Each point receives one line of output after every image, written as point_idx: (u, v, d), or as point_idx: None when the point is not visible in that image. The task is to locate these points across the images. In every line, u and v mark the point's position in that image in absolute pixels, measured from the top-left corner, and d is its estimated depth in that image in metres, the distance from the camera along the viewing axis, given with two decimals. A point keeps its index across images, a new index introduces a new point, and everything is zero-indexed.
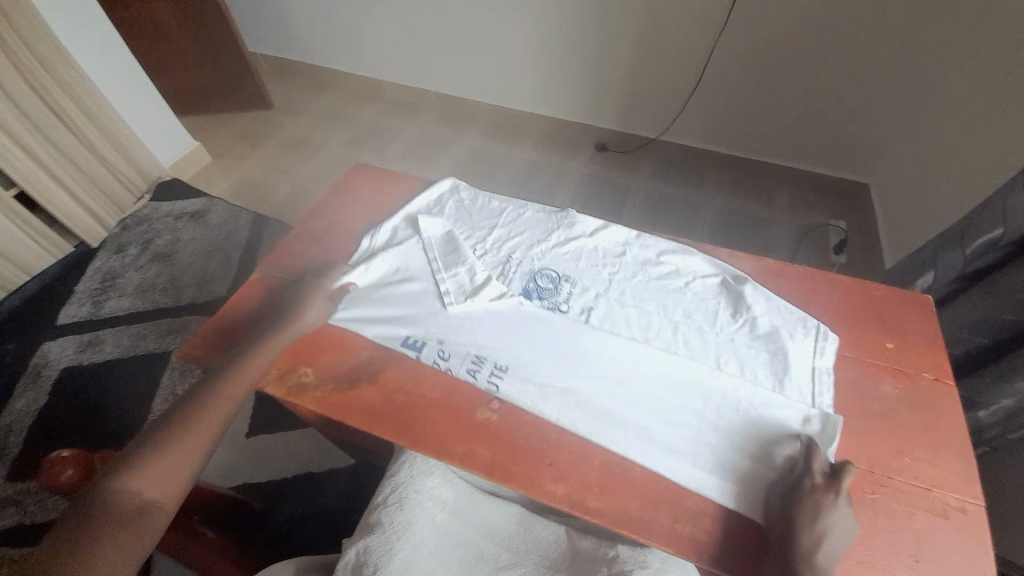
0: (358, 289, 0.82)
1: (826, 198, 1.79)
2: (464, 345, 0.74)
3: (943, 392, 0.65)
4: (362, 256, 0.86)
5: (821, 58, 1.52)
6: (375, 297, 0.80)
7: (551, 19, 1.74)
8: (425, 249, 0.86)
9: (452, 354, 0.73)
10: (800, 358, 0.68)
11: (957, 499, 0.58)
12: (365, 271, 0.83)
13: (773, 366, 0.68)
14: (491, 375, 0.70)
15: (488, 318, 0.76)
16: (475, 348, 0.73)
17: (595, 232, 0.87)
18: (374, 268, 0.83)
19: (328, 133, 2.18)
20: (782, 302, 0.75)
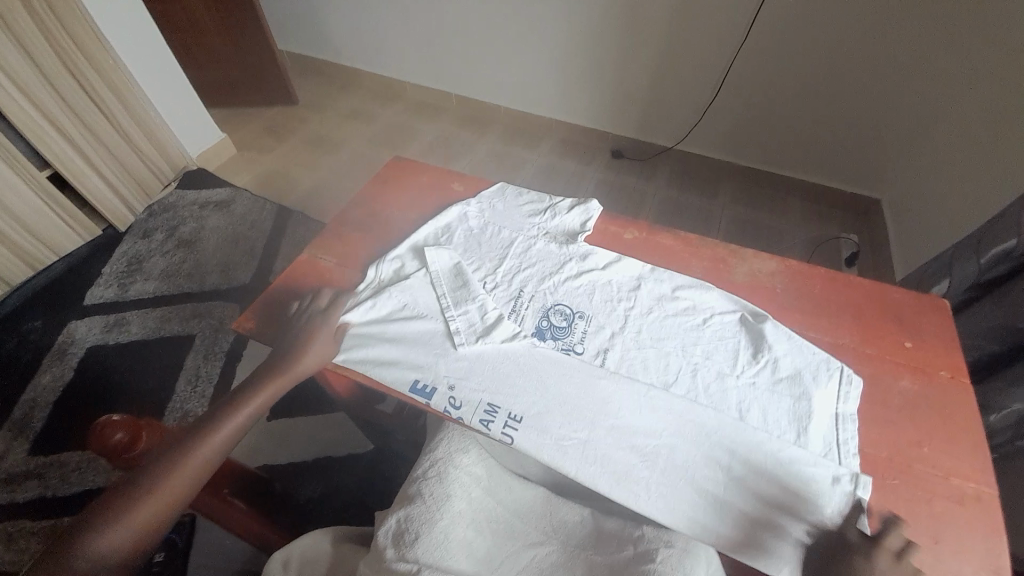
0: (363, 327, 0.78)
1: (837, 212, 1.83)
2: (476, 392, 0.70)
3: (961, 389, 0.68)
4: (366, 291, 0.81)
5: (838, 74, 1.55)
6: (383, 339, 0.76)
7: (575, 30, 1.80)
8: (432, 284, 0.81)
9: (465, 403, 0.69)
10: (824, 400, 0.66)
11: (972, 487, 0.61)
12: (365, 312, 0.78)
13: (800, 412, 0.65)
14: (505, 426, 0.67)
15: (499, 361, 0.73)
16: (487, 396, 0.70)
17: (608, 266, 0.82)
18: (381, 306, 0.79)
19: (351, 130, 2.23)
20: (815, 350, 0.70)
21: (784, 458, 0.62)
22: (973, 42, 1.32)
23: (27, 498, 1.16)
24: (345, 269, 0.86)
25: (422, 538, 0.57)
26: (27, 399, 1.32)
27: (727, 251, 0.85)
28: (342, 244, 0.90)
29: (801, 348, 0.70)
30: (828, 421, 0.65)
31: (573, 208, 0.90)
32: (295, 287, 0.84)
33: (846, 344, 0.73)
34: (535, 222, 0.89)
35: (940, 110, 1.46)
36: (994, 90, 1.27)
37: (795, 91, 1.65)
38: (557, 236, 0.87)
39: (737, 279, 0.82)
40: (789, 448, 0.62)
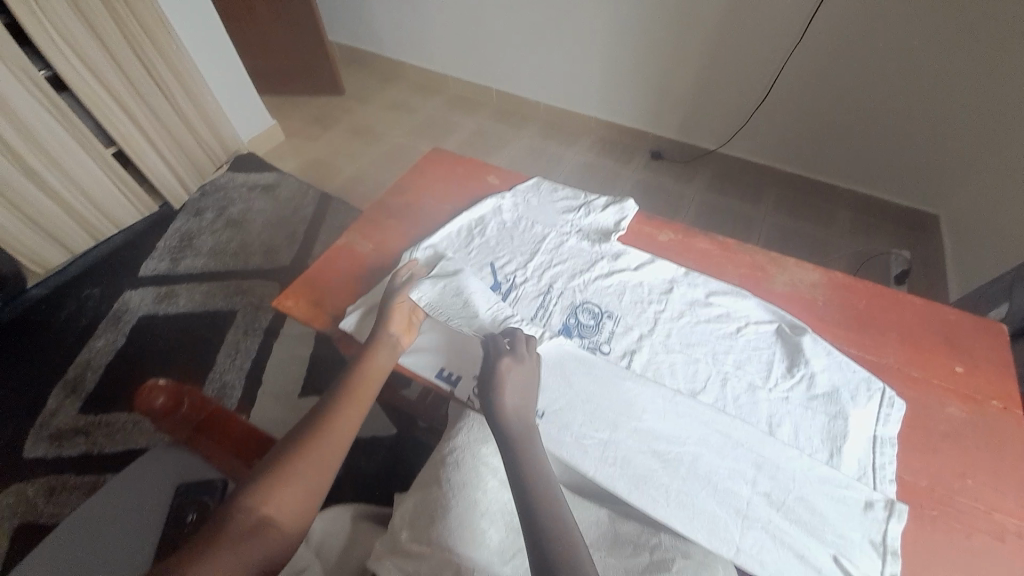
0: None
1: (890, 226, 1.74)
2: None
3: (1014, 421, 0.64)
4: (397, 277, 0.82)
5: (899, 79, 1.47)
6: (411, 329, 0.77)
7: (621, 26, 1.76)
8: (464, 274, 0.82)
9: None
10: (859, 421, 0.63)
11: (1018, 525, 0.57)
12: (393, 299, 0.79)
13: (834, 432, 0.62)
14: None
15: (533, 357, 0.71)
16: None
17: (640, 267, 0.80)
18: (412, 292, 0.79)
19: (392, 122, 2.28)
20: (855, 369, 0.67)
21: (816, 477, 0.59)
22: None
23: (74, 454, 1.25)
24: (379, 255, 0.88)
25: (437, 522, 0.59)
26: (82, 361, 1.43)
27: (767, 260, 0.82)
28: (379, 231, 0.92)
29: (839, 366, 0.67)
30: (862, 443, 0.61)
31: (607, 207, 0.89)
32: (332, 268, 0.86)
33: (890, 365, 0.69)
34: (568, 219, 0.89)
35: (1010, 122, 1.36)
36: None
37: (850, 95, 1.56)
38: (590, 234, 0.86)
39: (775, 289, 0.79)
40: (820, 467, 0.60)
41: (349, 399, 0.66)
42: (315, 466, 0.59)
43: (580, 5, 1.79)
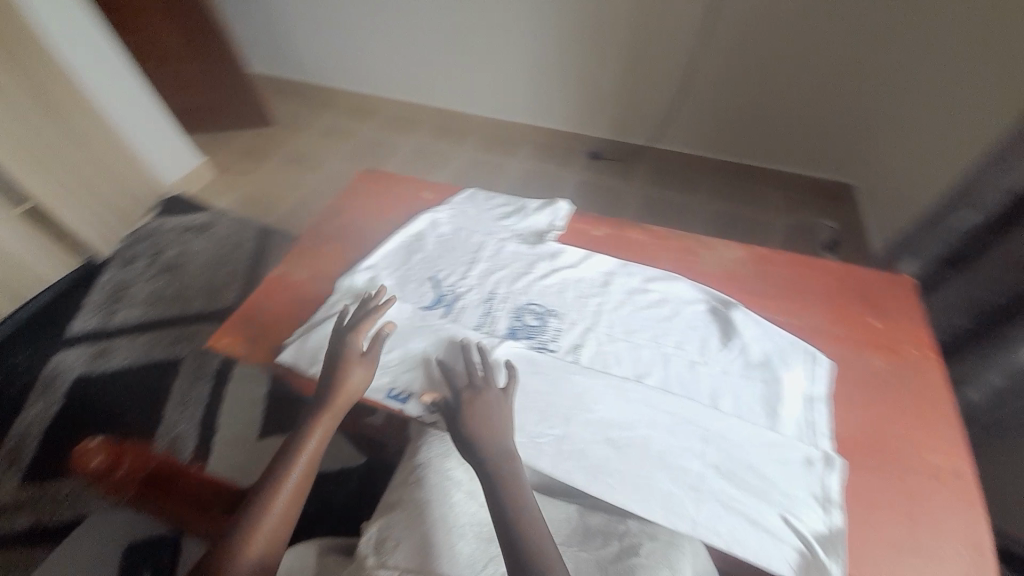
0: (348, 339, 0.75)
1: (816, 200, 1.87)
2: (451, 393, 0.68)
3: (928, 364, 0.69)
4: (338, 302, 0.79)
5: (804, 63, 1.61)
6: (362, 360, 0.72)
7: (546, 35, 1.84)
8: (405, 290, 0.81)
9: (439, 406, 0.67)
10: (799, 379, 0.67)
11: (944, 460, 0.62)
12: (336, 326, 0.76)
13: (771, 396, 0.65)
14: None
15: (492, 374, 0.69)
16: None
17: (578, 263, 0.82)
18: (358, 316, 0.77)
19: (329, 148, 2.25)
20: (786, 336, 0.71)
21: (759, 442, 0.62)
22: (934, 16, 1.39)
23: (16, 531, 1.13)
24: (317, 283, 0.86)
25: (401, 545, 0.58)
26: (15, 432, 1.31)
27: (696, 243, 0.86)
28: (314, 259, 0.89)
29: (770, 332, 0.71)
30: (798, 404, 0.65)
31: (541, 209, 0.91)
32: (268, 301, 0.83)
33: (817, 328, 0.74)
34: (505, 225, 0.90)
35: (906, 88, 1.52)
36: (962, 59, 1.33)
37: (764, 81, 1.70)
38: (527, 237, 0.88)
39: (707, 269, 0.83)
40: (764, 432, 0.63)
41: (315, 429, 0.64)
42: (281, 519, 0.58)
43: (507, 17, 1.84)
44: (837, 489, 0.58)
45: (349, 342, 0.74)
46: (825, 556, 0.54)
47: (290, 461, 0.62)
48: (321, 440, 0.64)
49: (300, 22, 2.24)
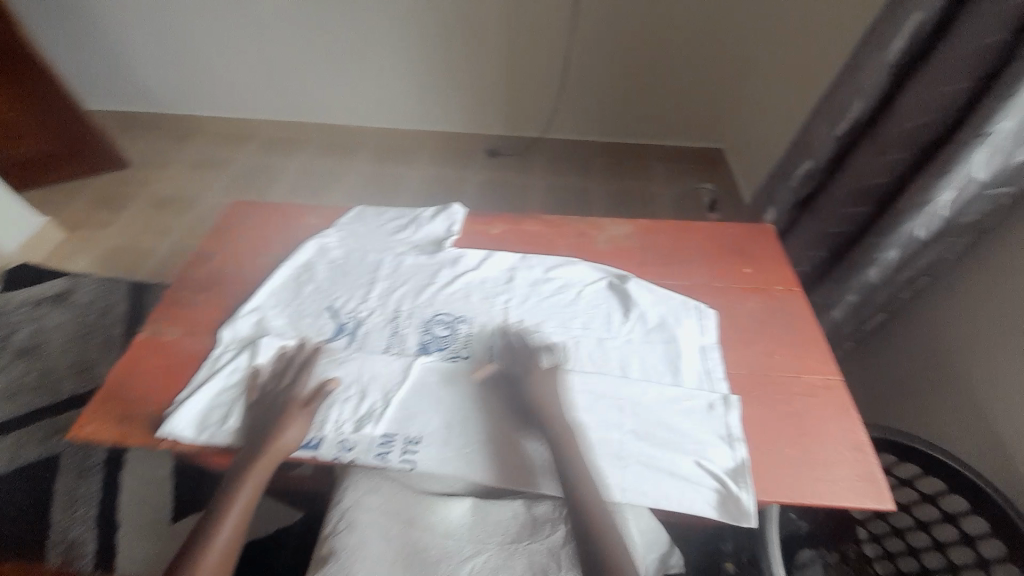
0: (243, 392, 0.68)
1: (694, 166, 2.07)
2: (368, 424, 0.64)
3: (794, 298, 0.79)
4: (224, 355, 0.72)
5: (657, 44, 1.83)
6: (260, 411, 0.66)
7: (422, 40, 1.93)
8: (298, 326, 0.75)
9: (357, 441, 0.63)
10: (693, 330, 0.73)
11: (819, 378, 0.70)
12: (224, 381, 0.69)
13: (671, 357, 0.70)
14: (404, 452, 0.62)
15: (408, 393, 0.67)
16: (380, 426, 0.64)
17: (479, 265, 0.83)
18: (250, 364, 0.70)
19: (205, 183, 2.09)
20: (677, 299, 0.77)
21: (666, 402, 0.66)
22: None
23: None
24: (194, 339, 0.77)
25: None
26: None
27: (587, 225, 0.91)
28: (190, 311, 0.80)
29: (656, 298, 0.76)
30: (693, 358, 0.71)
31: (436, 216, 0.90)
32: (142, 368, 0.74)
33: (702, 284, 0.81)
34: (401, 238, 0.87)
35: (744, 52, 1.79)
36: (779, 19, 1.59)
37: (629, 62, 1.88)
38: (425, 247, 0.86)
39: (600, 248, 0.87)
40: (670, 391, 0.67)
41: (241, 487, 0.60)
42: None
43: (383, 17, 1.89)
44: (738, 426, 0.64)
45: (243, 395, 0.68)
46: (736, 487, 0.59)
47: (215, 524, 0.57)
48: (248, 498, 0.59)
49: (154, 53, 2.13)
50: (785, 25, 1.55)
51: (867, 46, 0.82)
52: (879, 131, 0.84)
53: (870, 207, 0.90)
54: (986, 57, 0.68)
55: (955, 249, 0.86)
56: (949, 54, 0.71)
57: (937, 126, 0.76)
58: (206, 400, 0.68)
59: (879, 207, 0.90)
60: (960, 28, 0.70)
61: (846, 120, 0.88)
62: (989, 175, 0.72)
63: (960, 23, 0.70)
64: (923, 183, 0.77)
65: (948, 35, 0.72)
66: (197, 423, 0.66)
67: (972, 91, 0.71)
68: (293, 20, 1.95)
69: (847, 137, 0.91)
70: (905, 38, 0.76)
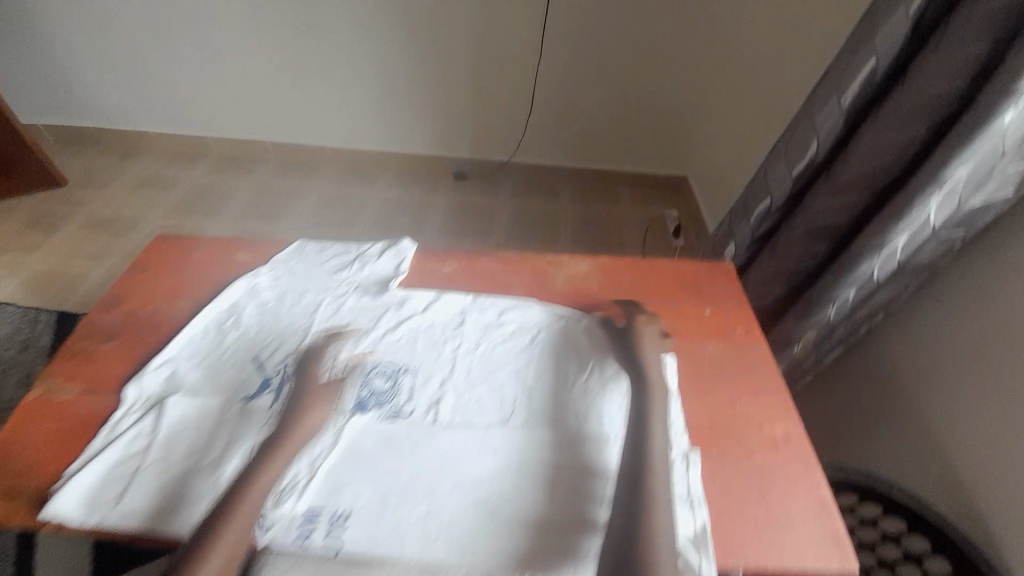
0: (145, 462, 0.61)
1: (659, 193, 2.09)
2: (290, 499, 0.56)
3: (754, 341, 0.76)
4: (126, 418, 0.65)
5: (620, 73, 1.85)
6: (161, 486, 0.59)
7: (383, 61, 1.89)
8: (213, 380, 0.68)
9: (275, 519, 0.55)
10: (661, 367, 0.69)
11: (782, 429, 0.65)
12: (125, 449, 0.62)
13: (640, 402, 0.65)
14: (329, 530, 0.54)
15: (338, 459, 0.60)
16: (303, 500, 0.56)
17: (426, 307, 0.77)
18: (153, 429, 0.63)
19: (148, 204, 1.96)
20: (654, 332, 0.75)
21: (629, 454, 0.60)
22: (706, 22, 1.71)
23: None
24: (94, 397, 0.67)
25: None
26: None
27: (544, 262, 0.86)
28: (96, 362, 0.71)
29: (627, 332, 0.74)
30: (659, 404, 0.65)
31: (384, 253, 0.84)
32: (27, 433, 0.64)
33: (661, 327, 0.77)
34: (343, 277, 0.80)
35: (703, 82, 1.83)
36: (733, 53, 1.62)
37: (592, 90, 1.90)
38: (369, 287, 0.79)
39: (556, 288, 0.82)
40: (634, 443, 0.60)
41: None
42: None
43: (343, 37, 1.85)
44: (700, 485, 0.59)
45: (144, 465, 0.60)
46: (696, 559, 0.52)
47: None
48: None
49: (97, 66, 2.01)
50: (739, 58, 1.59)
51: (824, 86, 0.83)
52: (835, 173, 0.84)
53: (827, 246, 0.89)
54: (941, 103, 0.68)
55: (907, 289, 0.86)
56: (903, 102, 0.72)
57: (892, 170, 0.76)
58: (102, 472, 0.60)
59: (835, 245, 0.90)
60: (914, 77, 0.70)
61: (804, 161, 0.89)
62: (942, 220, 0.73)
63: (914, 72, 0.70)
64: (880, 226, 0.77)
65: (903, 82, 0.72)
66: (85, 502, 0.57)
67: (924, 137, 0.72)
68: (247, 37, 1.88)
69: (804, 176, 0.90)
70: (861, 83, 0.77)
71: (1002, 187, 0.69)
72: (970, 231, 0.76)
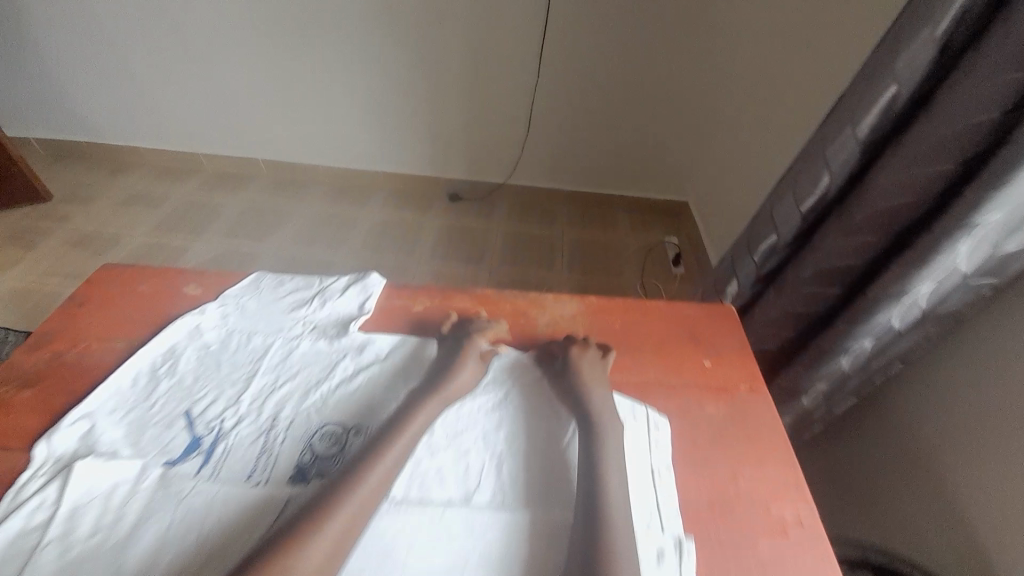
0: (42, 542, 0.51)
1: (659, 219, 2.02)
2: None
3: (760, 400, 0.66)
4: (30, 485, 0.55)
5: (619, 96, 1.80)
6: (55, 573, 0.49)
7: (377, 80, 1.85)
8: (135, 439, 0.59)
9: None
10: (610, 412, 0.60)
11: (793, 512, 0.56)
12: (21, 524, 0.52)
13: (592, 464, 0.54)
14: None
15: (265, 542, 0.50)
16: None
17: (388, 355, 0.68)
18: (57, 500, 0.54)
19: (132, 221, 1.89)
20: (597, 370, 0.65)
21: (580, 533, 0.49)
22: (707, 46, 1.67)
23: None
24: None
25: None
26: None
27: (527, 302, 0.78)
28: (10, 413, 0.62)
29: (571, 371, 0.64)
30: (619, 466, 0.54)
31: (349, 288, 0.76)
32: None
33: (653, 382, 0.68)
34: (299, 316, 0.72)
35: (706, 107, 1.77)
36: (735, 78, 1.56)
37: (591, 112, 1.85)
38: (327, 328, 0.71)
39: (538, 332, 0.74)
40: (587, 515, 0.50)
41: None
42: None
43: (339, 54, 1.80)
44: None
45: (39, 546, 0.50)
46: None
47: None
48: None
49: (88, 80, 1.97)
50: (741, 84, 1.54)
51: (836, 116, 0.76)
52: (848, 209, 0.76)
53: (840, 289, 0.81)
54: (973, 136, 0.60)
55: (929, 340, 0.77)
56: (929, 135, 0.64)
57: (914, 209, 0.68)
58: None
59: (848, 290, 0.81)
60: (941, 107, 0.62)
61: (813, 195, 0.81)
62: (972, 267, 0.65)
63: (942, 102, 0.63)
64: (902, 273, 0.68)
65: (927, 113, 0.65)
66: None
67: (953, 175, 0.64)
68: (240, 54, 1.84)
69: (814, 212, 0.82)
70: (878, 113, 0.69)
71: None
72: (1001, 279, 0.67)
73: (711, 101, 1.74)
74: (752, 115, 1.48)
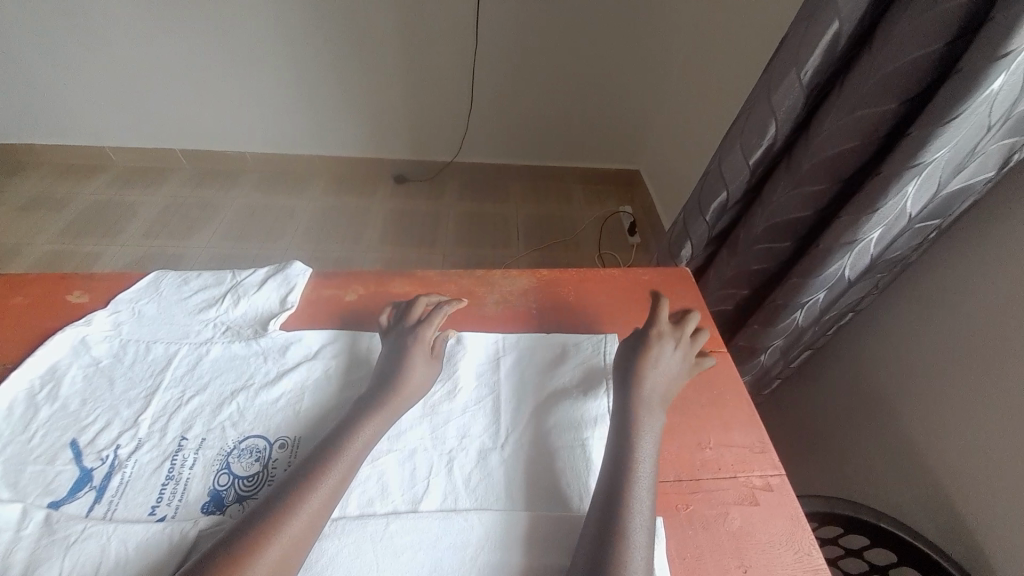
0: None
1: (612, 189, 1.99)
2: None
3: (720, 362, 0.64)
4: None
5: (564, 63, 1.72)
6: None
7: (302, 54, 1.67)
8: (9, 482, 0.49)
9: None
10: (657, 403, 0.53)
11: (760, 477, 0.53)
12: None
13: (622, 459, 0.48)
14: None
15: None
16: None
17: (319, 353, 0.60)
18: None
19: (31, 227, 1.66)
20: (673, 358, 0.57)
21: (591, 536, 0.43)
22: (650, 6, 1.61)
23: None
24: None
25: None
26: None
27: (472, 281, 0.71)
28: None
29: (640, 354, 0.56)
30: (652, 462, 0.49)
31: (267, 280, 0.66)
32: None
33: None
34: (208, 319, 0.63)
35: (653, 71, 1.73)
36: (682, 38, 1.51)
37: (536, 81, 1.76)
38: (242, 329, 0.62)
39: (488, 315, 0.68)
40: (606, 512, 0.44)
41: None
42: None
43: (257, 25, 1.61)
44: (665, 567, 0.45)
45: None
46: None
47: None
48: None
49: None
50: (686, 44, 1.49)
51: (779, 61, 0.73)
52: (799, 159, 0.74)
53: (793, 242, 0.79)
54: (916, 72, 0.58)
55: (876, 287, 0.77)
56: (872, 74, 0.61)
57: (862, 154, 0.66)
58: None
59: (799, 243, 0.80)
60: (883, 43, 0.60)
61: (762, 148, 0.78)
62: (918, 210, 0.64)
63: (882, 37, 0.60)
64: (851, 220, 0.66)
65: (869, 52, 0.62)
66: None
67: (898, 115, 0.62)
68: (137, 30, 1.61)
69: (762, 165, 0.80)
70: (821, 55, 0.66)
71: (983, 168, 0.60)
72: (944, 220, 0.66)
73: (657, 65, 1.69)
74: (697, 77, 1.44)
